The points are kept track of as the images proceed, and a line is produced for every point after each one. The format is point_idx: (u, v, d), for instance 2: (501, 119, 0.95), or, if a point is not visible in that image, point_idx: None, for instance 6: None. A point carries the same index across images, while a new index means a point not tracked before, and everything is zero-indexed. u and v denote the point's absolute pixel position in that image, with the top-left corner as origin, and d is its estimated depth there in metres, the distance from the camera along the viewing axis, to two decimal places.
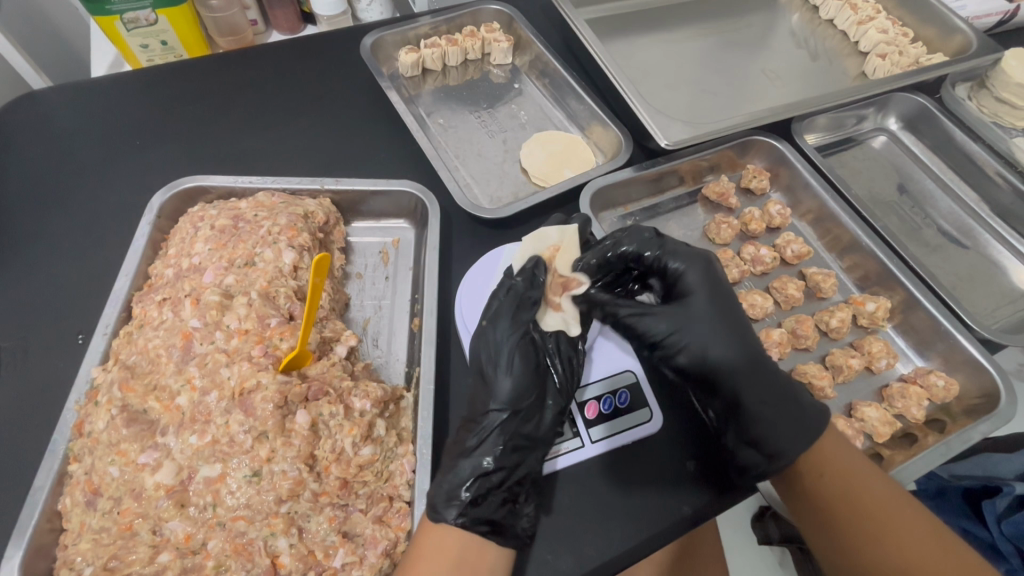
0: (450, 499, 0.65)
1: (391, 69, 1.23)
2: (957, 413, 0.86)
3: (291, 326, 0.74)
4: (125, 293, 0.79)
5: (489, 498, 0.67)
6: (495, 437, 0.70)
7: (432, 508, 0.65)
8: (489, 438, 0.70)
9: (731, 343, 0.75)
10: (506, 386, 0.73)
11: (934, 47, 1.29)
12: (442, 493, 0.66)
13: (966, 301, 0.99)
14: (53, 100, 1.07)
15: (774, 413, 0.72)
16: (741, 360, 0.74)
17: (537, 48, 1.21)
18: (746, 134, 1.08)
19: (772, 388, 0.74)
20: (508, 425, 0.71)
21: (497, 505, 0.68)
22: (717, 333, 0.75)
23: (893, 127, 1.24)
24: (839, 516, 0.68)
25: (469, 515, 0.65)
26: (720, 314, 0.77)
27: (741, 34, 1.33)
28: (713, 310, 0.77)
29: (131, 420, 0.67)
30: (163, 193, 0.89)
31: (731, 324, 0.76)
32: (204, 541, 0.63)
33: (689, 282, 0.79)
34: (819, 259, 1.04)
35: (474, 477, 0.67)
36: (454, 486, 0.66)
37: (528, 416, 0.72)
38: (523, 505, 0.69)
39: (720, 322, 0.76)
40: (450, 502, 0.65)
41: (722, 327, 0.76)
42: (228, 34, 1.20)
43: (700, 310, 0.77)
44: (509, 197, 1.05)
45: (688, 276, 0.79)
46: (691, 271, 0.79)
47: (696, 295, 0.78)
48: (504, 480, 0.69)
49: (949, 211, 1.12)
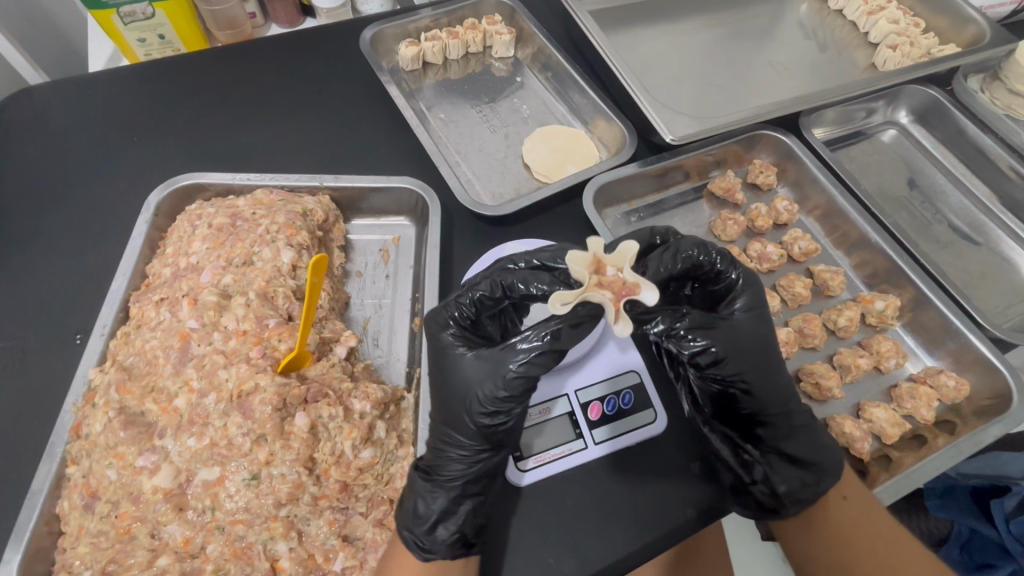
0: (427, 521, 0.64)
1: (391, 63, 1.21)
2: (967, 414, 0.84)
3: (289, 327, 0.73)
4: (122, 292, 0.78)
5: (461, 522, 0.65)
6: (465, 460, 0.66)
7: (406, 531, 0.64)
8: (457, 459, 0.66)
9: (779, 379, 0.70)
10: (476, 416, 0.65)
11: (946, 38, 1.26)
12: (417, 513, 0.64)
13: (978, 299, 0.97)
14: (50, 96, 1.06)
15: (794, 447, 0.71)
16: (781, 397, 0.71)
17: (539, 41, 1.19)
18: (752, 129, 1.06)
19: (805, 427, 0.72)
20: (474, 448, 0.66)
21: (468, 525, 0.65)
22: (770, 365, 0.69)
23: (903, 120, 1.22)
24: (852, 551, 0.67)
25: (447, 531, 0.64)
26: (771, 363, 0.69)
27: (748, 25, 1.30)
28: (768, 341, 0.69)
29: (128, 422, 0.66)
30: (161, 191, 0.87)
31: (778, 357, 0.71)
32: (203, 545, 0.62)
33: (751, 306, 0.69)
34: (828, 256, 1.02)
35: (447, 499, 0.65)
36: (422, 508, 0.64)
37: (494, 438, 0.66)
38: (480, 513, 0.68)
39: (772, 356, 0.69)
40: (428, 522, 0.64)
41: (774, 362, 0.70)
42: (227, 27, 1.17)
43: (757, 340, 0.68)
44: (511, 193, 1.03)
45: (751, 300, 0.70)
46: (752, 311, 0.69)
47: (755, 323, 0.69)
48: (474, 497, 0.67)
49: (961, 207, 1.10)
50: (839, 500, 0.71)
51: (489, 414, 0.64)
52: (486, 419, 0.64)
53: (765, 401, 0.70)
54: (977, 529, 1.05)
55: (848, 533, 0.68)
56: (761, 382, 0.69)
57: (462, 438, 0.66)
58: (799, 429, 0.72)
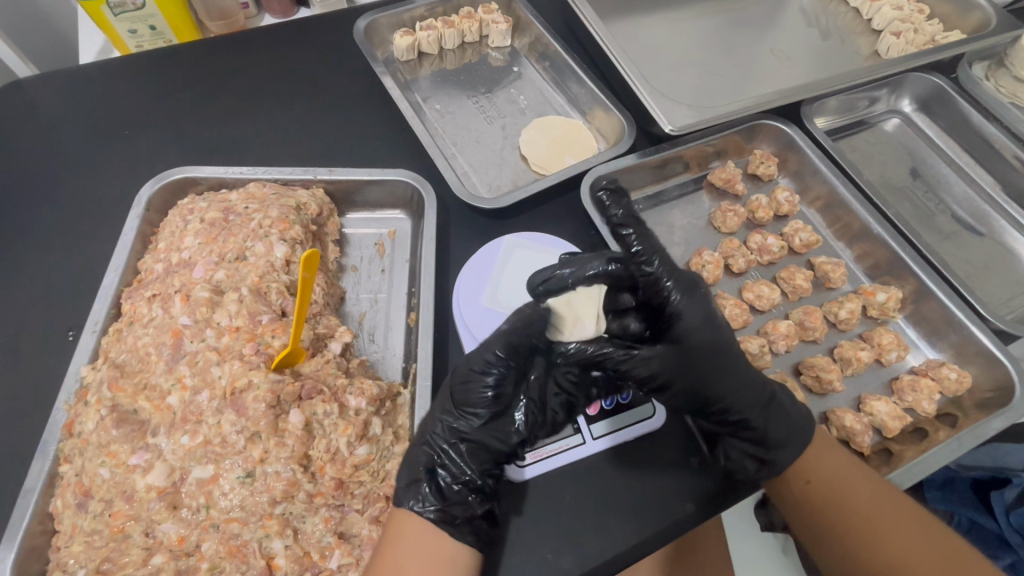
0: (405, 488, 0.65)
1: (386, 53, 1.19)
2: (969, 406, 0.83)
3: (283, 323, 0.72)
4: (114, 289, 0.77)
5: (445, 490, 0.65)
6: (442, 437, 0.68)
7: (396, 494, 0.65)
8: (437, 436, 0.68)
9: (724, 361, 0.66)
10: (465, 386, 0.68)
11: (951, 25, 1.24)
12: (399, 479, 0.67)
13: (980, 290, 0.96)
14: (41, 89, 1.04)
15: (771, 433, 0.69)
16: (733, 366, 0.67)
17: (537, 30, 1.17)
18: (754, 118, 1.04)
19: (768, 417, 0.69)
20: (460, 420, 0.69)
21: (447, 499, 0.65)
22: (711, 335, 0.66)
23: (906, 108, 1.20)
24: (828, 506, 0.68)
25: (424, 502, 0.64)
26: (721, 359, 0.66)
27: (749, 13, 1.28)
28: (708, 313, 0.67)
29: (121, 420, 0.65)
30: (152, 185, 0.86)
31: (716, 321, 0.67)
32: (198, 543, 0.62)
33: (681, 286, 0.67)
34: (829, 248, 1.01)
35: (426, 471, 0.67)
36: (399, 487, 0.66)
37: (478, 414, 0.68)
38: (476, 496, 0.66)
39: (714, 322, 0.67)
40: (407, 491, 0.65)
41: (716, 331, 0.67)
42: (219, 17, 1.14)
43: (693, 316, 0.66)
44: (509, 185, 1.02)
45: (679, 282, 0.68)
46: (693, 307, 0.66)
47: (688, 303, 0.67)
48: (463, 476, 0.67)
49: (964, 196, 1.09)
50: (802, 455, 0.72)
51: (473, 381, 0.68)
52: (472, 391, 0.68)
53: (715, 380, 0.66)
54: (977, 521, 1.05)
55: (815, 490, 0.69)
56: (710, 374, 0.66)
57: (443, 413, 0.70)
58: (776, 417, 0.70)
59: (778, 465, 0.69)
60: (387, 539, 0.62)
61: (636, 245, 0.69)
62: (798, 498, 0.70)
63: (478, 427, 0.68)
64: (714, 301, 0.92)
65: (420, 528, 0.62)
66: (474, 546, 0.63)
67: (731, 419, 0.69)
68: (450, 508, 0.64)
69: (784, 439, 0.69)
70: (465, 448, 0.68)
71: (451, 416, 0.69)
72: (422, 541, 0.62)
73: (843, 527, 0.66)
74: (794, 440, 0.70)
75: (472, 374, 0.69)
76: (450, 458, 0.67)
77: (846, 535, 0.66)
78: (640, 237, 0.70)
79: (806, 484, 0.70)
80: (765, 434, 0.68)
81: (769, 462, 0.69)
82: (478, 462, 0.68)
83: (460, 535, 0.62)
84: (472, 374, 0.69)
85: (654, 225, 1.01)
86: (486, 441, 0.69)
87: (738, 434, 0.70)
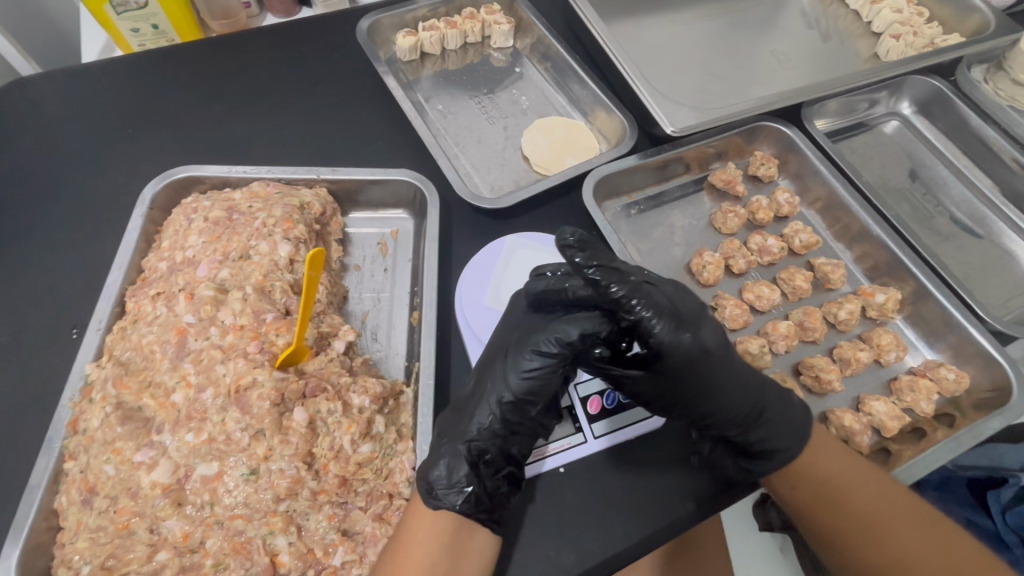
0: (451, 484, 0.63)
1: (388, 53, 1.20)
2: (967, 406, 0.84)
3: (287, 321, 0.72)
4: (118, 286, 0.78)
5: (489, 484, 0.65)
6: (492, 427, 0.67)
7: (427, 488, 0.64)
8: (484, 428, 0.67)
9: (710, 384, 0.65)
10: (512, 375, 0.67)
11: (950, 28, 1.25)
12: (434, 470, 0.64)
13: (979, 291, 0.97)
14: (44, 87, 1.04)
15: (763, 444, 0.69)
16: (721, 391, 0.66)
17: (539, 31, 1.18)
18: (754, 120, 1.05)
19: (758, 431, 0.69)
20: (510, 409, 0.67)
21: (490, 490, 0.65)
22: (704, 368, 0.64)
23: (905, 111, 1.21)
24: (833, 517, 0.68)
25: (473, 497, 0.63)
26: (711, 384, 0.65)
27: (750, 15, 1.29)
28: (698, 346, 0.63)
29: (126, 418, 0.65)
30: (156, 183, 0.86)
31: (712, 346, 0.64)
32: (202, 540, 0.62)
33: (669, 323, 0.62)
34: (828, 249, 1.02)
35: (469, 464, 0.64)
36: (438, 484, 0.63)
37: (535, 403, 0.68)
38: (508, 491, 0.66)
39: (706, 354, 0.64)
40: (451, 488, 0.63)
41: (711, 364, 0.64)
42: (221, 17, 1.14)
43: (682, 352, 0.62)
44: (511, 185, 1.02)
45: (667, 318, 0.62)
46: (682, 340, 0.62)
47: (675, 340, 0.61)
48: (502, 469, 0.67)
49: (962, 198, 1.09)
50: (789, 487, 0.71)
51: (534, 372, 0.66)
52: (525, 377, 0.67)
53: (700, 402, 0.66)
54: (974, 520, 1.05)
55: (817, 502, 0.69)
56: (698, 395, 0.66)
57: (491, 403, 0.67)
58: (772, 428, 0.69)
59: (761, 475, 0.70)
60: (409, 534, 0.62)
61: (612, 288, 0.61)
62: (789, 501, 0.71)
63: (526, 418, 0.68)
64: (714, 301, 0.93)
65: (450, 523, 0.62)
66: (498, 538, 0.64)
67: (714, 428, 0.70)
68: (490, 502, 0.65)
69: (774, 450, 0.69)
70: (513, 438, 0.68)
71: (507, 402, 0.67)
72: (451, 537, 0.61)
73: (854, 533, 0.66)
74: (784, 451, 0.70)
75: (518, 364, 0.67)
76: (497, 450, 0.67)
77: (844, 538, 0.67)
78: (608, 275, 0.62)
79: (794, 488, 0.71)
80: (751, 446, 0.69)
81: (752, 469, 0.70)
82: (521, 450, 0.69)
83: (496, 528, 0.64)
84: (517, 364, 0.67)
85: (654, 225, 1.02)
86: (532, 428, 0.69)
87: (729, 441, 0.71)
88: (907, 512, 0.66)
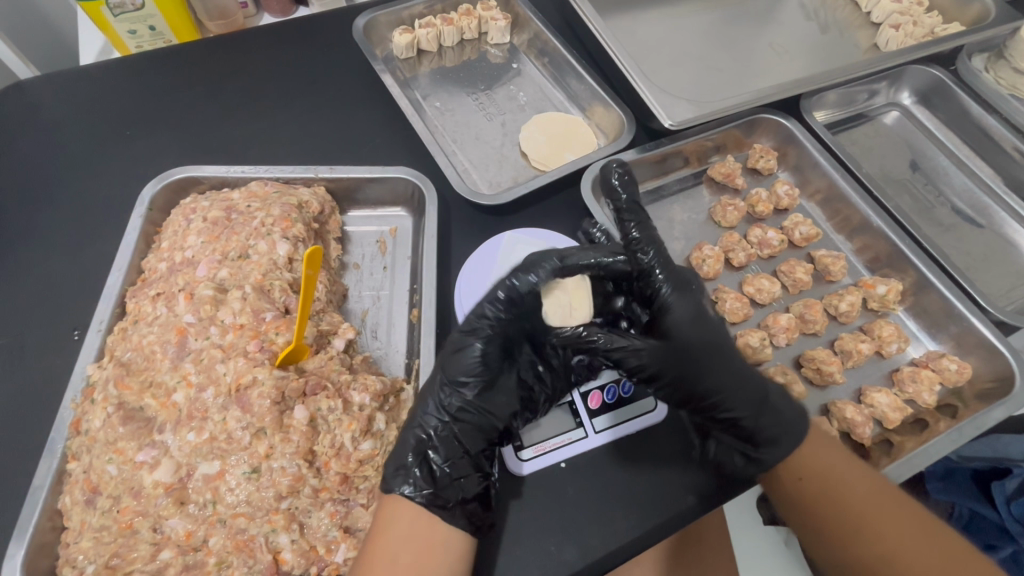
0: (398, 468, 0.65)
1: (385, 51, 1.20)
2: (970, 397, 0.84)
3: (287, 320, 0.72)
4: (118, 288, 0.78)
5: (438, 471, 0.65)
6: (439, 422, 0.68)
7: (384, 478, 0.65)
8: (429, 415, 0.69)
9: (707, 349, 0.67)
10: (458, 356, 0.70)
11: (950, 17, 1.24)
12: (388, 462, 0.66)
13: (981, 281, 0.96)
14: (43, 90, 1.04)
15: (763, 431, 0.69)
16: (721, 364, 0.68)
17: (535, 27, 1.17)
18: (753, 113, 1.05)
19: (755, 409, 0.69)
20: (452, 396, 0.69)
21: (442, 480, 0.65)
22: (700, 336, 0.67)
23: (906, 101, 1.20)
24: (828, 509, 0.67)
25: (417, 485, 0.63)
26: (714, 357, 0.68)
27: (747, 7, 1.28)
28: (698, 307, 0.69)
29: (127, 418, 0.66)
30: (155, 184, 0.87)
31: (710, 320, 0.69)
32: (205, 538, 0.62)
33: (673, 282, 0.69)
34: (828, 241, 1.01)
35: (415, 453, 0.66)
36: (387, 474, 0.65)
37: (472, 384, 0.70)
38: (468, 479, 0.66)
39: (705, 319, 0.69)
40: (398, 473, 0.64)
41: (707, 333, 0.68)
42: (218, 17, 1.14)
43: (685, 307, 0.68)
44: (509, 181, 1.02)
45: (670, 276, 0.69)
46: (682, 305, 0.68)
47: (678, 297, 0.68)
48: (453, 456, 0.67)
49: (963, 187, 1.09)
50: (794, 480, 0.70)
51: (471, 354, 0.70)
52: (468, 360, 0.69)
53: (703, 371, 0.67)
54: (979, 512, 1.05)
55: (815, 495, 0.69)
56: (699, 371, 0.67)
57: (438, 388, 0.70)
58: (771, 410, 0.69)
59: (766, 464, 0.69)
60: (378, 527, 0.61)
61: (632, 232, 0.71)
62: (791, 494, 0.71)
63: (469, 401, 0.69)
64: (714, 295, 0.93)
65: (410, 513, 0.62)
66: (465, 531, 0.63)
67: (719, 415, 0.69)
68: (441, 492, 0.64)
69: (775, 437, 0.69)
70: (459, 425, 0.69)
71: (444, 390, 0.70)
72: (413, 527, 0.61)
73: (852, 527, 0.66)
74: (786, 440, 0.69)
75: (465, 341, 0.70)
76: (443, 436, 0.68)
77: (843, 531, 0.66)
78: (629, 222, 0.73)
79: (799, 479, 0.70)
80: (755, 431, 0.68)
81: (758, 459, 0.70)
82: (472, 442, 0.69)
83: (452, 519, 0.63)
84: (465, 340, 0.70)
85: (654, 219, 1.02)
86: (478, 417, 0.69)
87: (730, 429, 0.70)
88: (899, 506, 0.66)
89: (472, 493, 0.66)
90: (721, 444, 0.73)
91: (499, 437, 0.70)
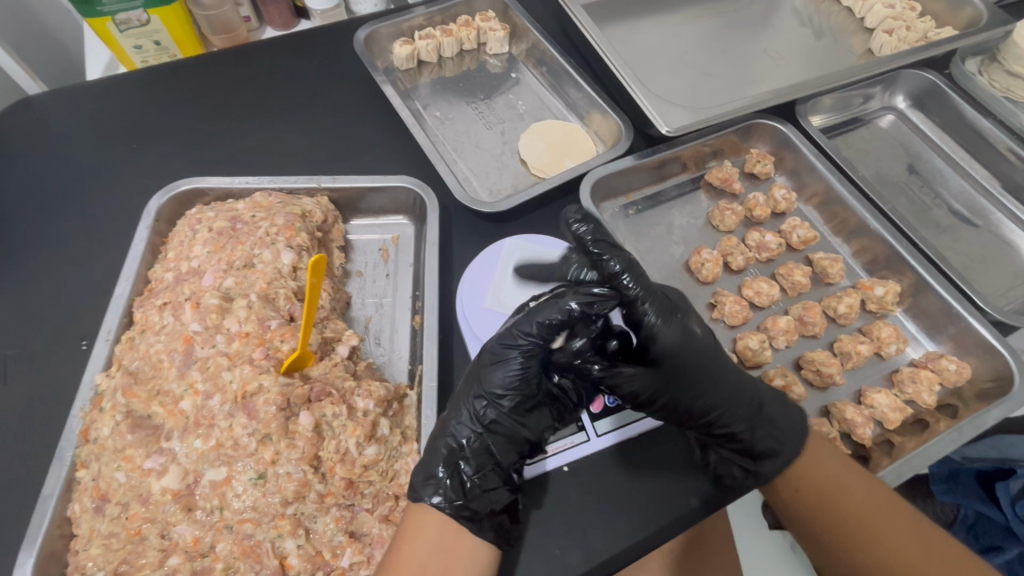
0: (427, 477, 0.65)
1: (386, 62, 1.22)
2: (970, 397, 0.84)
3: (292, 327, 0.74)
4: (126, 298, 0.79)
5: (468, 482, 0.66)
6: (473, 433, 0.68)
7: (413, 486, 0.65)
8: (463, 425, 0.68)
9: (702, 368, 0.67)
10: (493, 369, 0.67)
11: (943, 22, 1.26)
12: (418, 472, 0.66)
13: (978, 282, 0.97)
14: (50, 105, 1.06)
15: (760, 440, 0.70)
16: (716, 382, 0.68)
17: (533, 36, 1.19)
18: (749, 118, 1.06)
19: (749, 418, 0.70)
20: (488, 408, 0.68)
21: (472, 492, 0.65)
22: (694, 358, 0.66)
23: (900, 105, 1.21)
24: (829, 520, 0.68)
25: (447, 496, 0.64)
26: (708, 377, 0.67)
27: (743, 14, 1.30)
28: (687, 332, 0.66)
29: (136, 426, 0.67)
30: (161, 196, 0.88)
31: (699, 339, 0.68)
32: (212, 544, 0.63)
33: (658, 308, 0.65)
34: (826, 244, 1.02)
35: (447, 463, 0.66)
36: (419, 482, 0.65)
37: (508, 399, 0.68)
38: (497, 491, 0.67)
39: (696, 343, 0.66)
40: (427, 481, 0.65)
41: (700, 353, 0.67)
42: (222, 31, 1.16)
43: (674, 335, 0.65)
44: (510, 189, 1.03)
45: (656, 303, 0.65)
46: (674, 329, 0.65)
47: (667, 325, 0.65)
48: (484, 468, 0.67)
49: (960, 189, 1.10)
50: (794, 493, 0.71)
51: (504, 367, 0.67)
52: (501, 374, 0.67)
53: (699, 396, 0.67)
54: (983, 513, 1.05)
55: (817, 504, 0.69)
56: (695, 392, 0.67)
57: (472, 400, 0.69)
58: (762, 419, 0.71)
59: (766, 474, 0.71)
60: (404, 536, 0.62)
61: (611, 262, 0.66)
62: (793, 507, 0.72)
63: (503, 416, 0.68)
64: (713, 299, 0.94)
65: (437, 524, 0.62)
66: (492, 544, 0.64)
67: (718, 431, 0.70)
68: (471, 503, 0.65)
69: (773, 448, 0.71)
70: (492, 437, 0.68)
71: (479, 403, 0.68)
72: (439, 538, 0.62)
73: (855, 531, 0.66)
74: (783, 448, 0.71)
75: (504, 354, 0.67)
76: (476, 448, 0.68)
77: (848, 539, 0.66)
78: (607, 252, 0.67)
79: (797, 491, 0.71)
80: (752, 445, 0.70)
81: (757, 470, 0.71)
82: (503, 455, 0.69)
83: (481, 532, 0.63)
84: (503, 353, 0.67)
85: (653, 225, 1.03)
86: (510, 429, 0.69)
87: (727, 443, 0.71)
88: (900, 512, 0.67)
89: (503, 506, 0.66)
90: (719, 457, 0.72)
91: (530, 449, 0.70)
